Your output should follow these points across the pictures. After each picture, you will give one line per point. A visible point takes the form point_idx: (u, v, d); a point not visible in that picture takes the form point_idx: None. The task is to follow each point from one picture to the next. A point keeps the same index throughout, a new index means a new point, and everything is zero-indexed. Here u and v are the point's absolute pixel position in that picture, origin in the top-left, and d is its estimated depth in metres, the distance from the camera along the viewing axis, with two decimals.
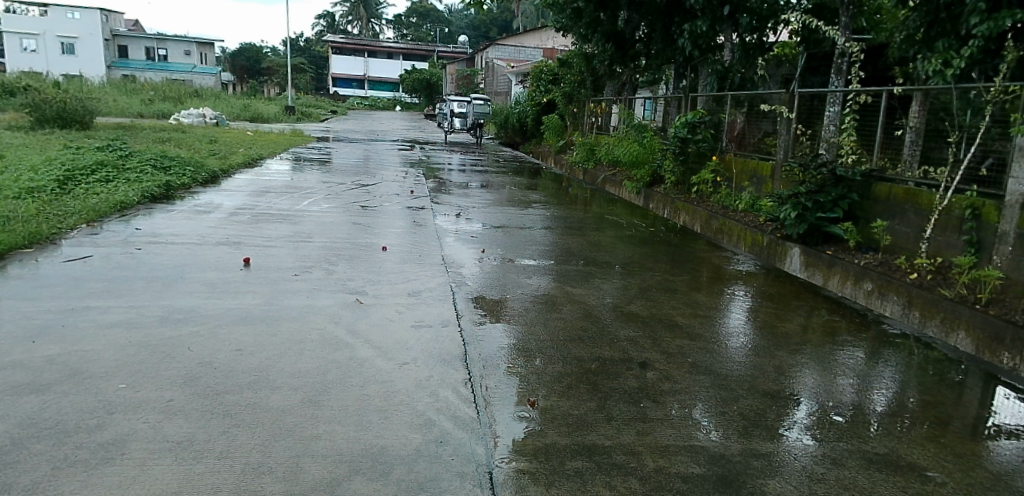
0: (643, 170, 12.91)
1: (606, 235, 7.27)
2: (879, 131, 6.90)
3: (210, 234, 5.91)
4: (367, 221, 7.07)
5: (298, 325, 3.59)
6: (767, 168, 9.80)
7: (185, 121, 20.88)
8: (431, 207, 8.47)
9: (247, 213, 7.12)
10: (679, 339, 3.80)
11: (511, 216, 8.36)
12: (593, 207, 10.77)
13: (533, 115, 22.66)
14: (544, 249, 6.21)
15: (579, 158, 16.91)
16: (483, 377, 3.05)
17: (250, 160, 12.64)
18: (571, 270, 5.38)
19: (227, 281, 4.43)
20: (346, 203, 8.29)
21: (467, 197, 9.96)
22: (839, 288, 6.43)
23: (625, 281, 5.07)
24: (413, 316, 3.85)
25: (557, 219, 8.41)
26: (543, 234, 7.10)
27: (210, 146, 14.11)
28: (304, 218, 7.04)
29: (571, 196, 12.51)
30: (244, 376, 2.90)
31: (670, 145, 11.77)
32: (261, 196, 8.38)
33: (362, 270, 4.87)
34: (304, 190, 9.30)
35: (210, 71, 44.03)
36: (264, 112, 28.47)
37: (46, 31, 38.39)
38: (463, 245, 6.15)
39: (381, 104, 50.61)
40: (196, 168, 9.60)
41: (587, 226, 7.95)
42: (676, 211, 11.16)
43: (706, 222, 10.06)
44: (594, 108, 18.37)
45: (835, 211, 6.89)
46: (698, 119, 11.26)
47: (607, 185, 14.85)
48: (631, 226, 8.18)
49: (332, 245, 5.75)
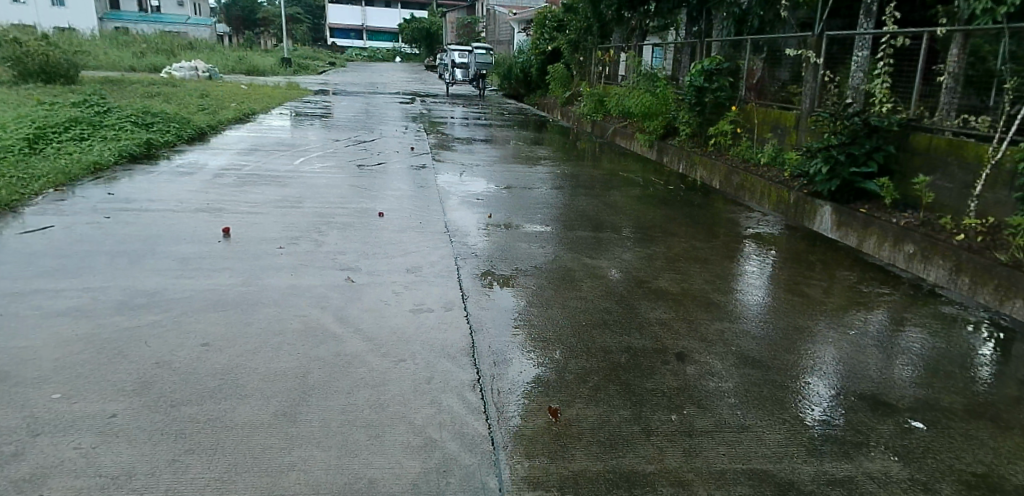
0: (656, 122, 12.28)
1: (623, 196, 6.70)
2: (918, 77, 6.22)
3: (189, 199, 5.39)
4: (363, 182, 6.54)
5: (278, 312, 3.10)
6: (790, 117, 9.19)
7: (177, 74, 20.12)
8: (432, 166, 7.91)
9: (233, 174, 6.58)
10: (718, 322, 3.30)
11: (518, 176, 7.78)
12: (605, 162, 10.15)
13: (538, 65, 21.76)
14: (557, 213, 5.66)
15: (586, 109, 16.24)
16: (494, 377, 2.56)
17: (241, 116, 12.03)
18: (588, 237, 4.85)
19: (202, 255, 3.93)
20: (340, 162, 7.73)
21: (470, 153, 9.40)
22: (876, 250, 5.86)
23: (649, 251, 4.54)
24: (413, 298, 3.35)
25: (567, 178, 7.82)
26: (554, 195, 6.57)
27: (200, 100, 13.46)
28: (295, 179, 6.51)
29: (581, 152, 11.89)
30: (208, 381, 2.41)
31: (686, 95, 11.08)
32: (251, 155, 7.83)
33: (355, 241, 4.35)
34: (296, 148, 8.74)
35: (205, 22, 42.86)
36: (260, 64, 27.62)
37: None
38: (468, 208, 5.63)
39: (381, 56, 49.36)
40: (181, 125, 9.01)
41: (601, 185, 7.38)
42: (693, 167, 10.59)
43: (726, 178, 9.50)
44: (602, 57, 17.57)
45: (870, 166, 6.24)
46: (715, 67, 10.66)
47: (617, 137, 14.28)
48: (648, 183, 7.60)
49: (323, 211, 5.21)
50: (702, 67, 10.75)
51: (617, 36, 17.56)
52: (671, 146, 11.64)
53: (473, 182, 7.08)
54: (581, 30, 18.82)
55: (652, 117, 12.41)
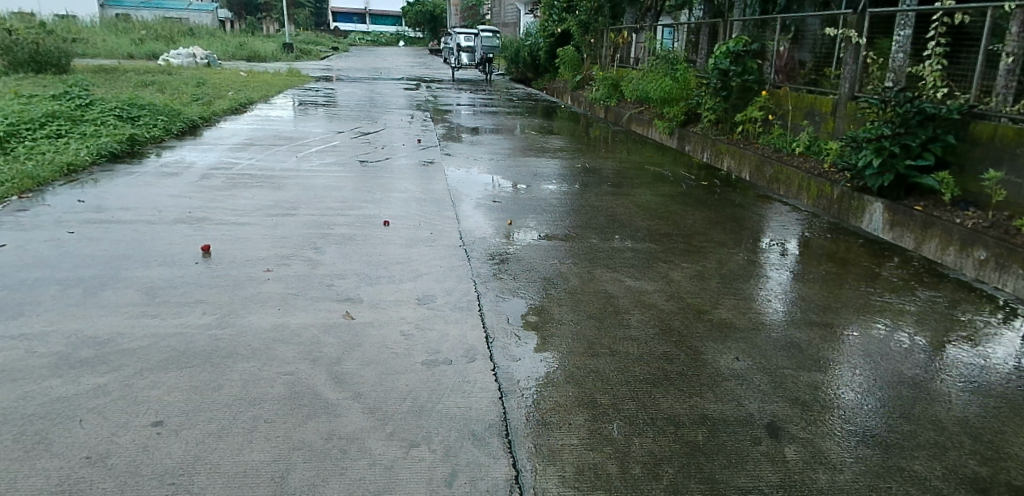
0: (677, 108, 11.61)
1: (655, 193, 6.03)
2: (977, 59, 5.46)
3: (168, 206, 4.76)
4: (365, 182, 5.89)
5: (256, 366, 2.47)
6: (827, 103, 8.47)
7: (175, 61, 19.44)
8: (441, 161, 7.25)
9: (222, 173, 5.95)
10: (806, 372, 2.67)
11: (536, 171, 7.11)
12: (626, 151, 9.47)
13: (546, 48, 20.95)
14: (585, 217, 5.00)
15: (600, 94, 15.53)
16: (538, 472, 1.94)
17: (238, 106, 11.36)
18: (625, 249, 4.19)
19: (172, 282, 3.30)
20: (341, 158, 7.09)
21: (481, 145, 8.72)
22: (938, 254, 5.03)
23: (699, 267, 3.89)
24: (426, 345, 2.70)
25: (589, 172, 7.15)
26: (577, 193, 5.90)
27: (195, 89, 12.81)
28: (289, 179, 5.87)
29: (598, 141, 11.20)
30: (152, 490, 1.79)
31: (710, 79, 10.33)
32: (244, 151, 7.18)
33: (356, 261, 3.71)
34: (294, 142, 8.10)
35: (206, 7, 42.18)
36: (262, 50, 26.92)
37: None
38: (482, 213, 4.98)
39: (385, 40, 48.56)
40: (170, 117, 8.38)
41: (627, 179, 6.71)
42: (718, 156, 9.93)
43: (757, 169, 8.81)
44: (614, 38, 16.82)
45: (926, 157, 5.42)
46: (742, 48, 9.98)
47: (633, 123, 13.60)
48: (679, 178, 6.92)
49: (320, 219, 4.57)
50: (729, 47, 10.08)
51: (629, 16, 16.90)
52: (693, 133, 10.94)
53: (488, 179, 6.43)
54: (592, 10, 17.98)
55: (672, 102, 11.74)
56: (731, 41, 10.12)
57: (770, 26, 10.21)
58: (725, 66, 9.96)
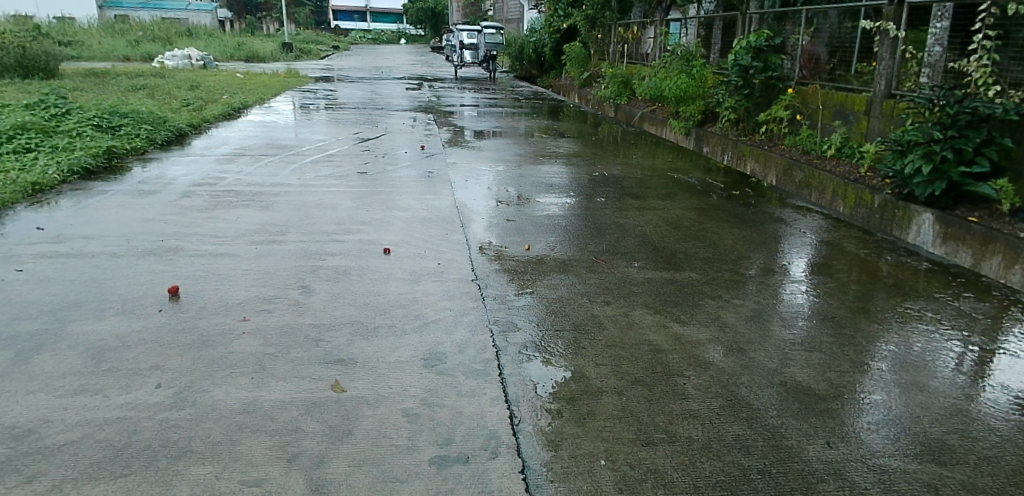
0: (695, 107, 11.04)
1: (686, 206, 5.44)
2: None
3: (138, 232, 4.20)
4: (362, 198, 5.32)
5: (215, 474, 1.91)
6: (861, 101, 7.94)
7: (170, 63, 18.87)
8: (446, 171, 6.67)
9: (204, 190, 5.39)
10: (919, 464, 2.10)
11: (550, 180, 6.53)
12: (642, 153, 8.88)
13: (552, 44, 20.32)
14: (613, 238, 4.42)
15: (609, 92, 14.93)
16: None
17: (231, 110, 10.79)
18: (664, 281, 3.61)
19: (127, 339, 2.73)
20: (337, 169, 6.52)
21: (488, 151, 8.15)
22: (1001, 274, 4.36)
23: (754, 305, 3.32)
24: (434, 432, 2.14)
25: (608, 180, 6.56)
26: (596, 208, 5.32)
27: (188, 93, 12.24)
28: (279, 196, 5.30)
29: (611, 142, 10.60)
30: None
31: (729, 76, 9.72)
32: (232, 163, 6.61)
33: (350, 304, 3.14)
34: (287, 150, 7.53)
35: (206, 7, 41.68)
36: (260, 50, 26.35)
37: None
38: (494, 235, 4.40)
39: (386, 38, 47.97)
40: (155, 126, 7.82)
41: (651, 189, 6.11)
42: (741, 158, 9.34)
43: (785, 173, 8.21)
44: (623, 34, 16.20)
45: (983, 163, 4.78)
46: (764, 42, 9.35)
47: (646, 122, 13.02)
48: (707, 187, 6.32)
49: (311, 247, 4.00)
50: (749, 42, 9.45)
51: (635, 11, 16.49)
52: (713, 133, 10.36)
53: (498, 192, 5.87)
54: (598, 5, 17.24)
55: (689, 100, 11.16)
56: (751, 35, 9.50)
57: (793, 19, 9.60)
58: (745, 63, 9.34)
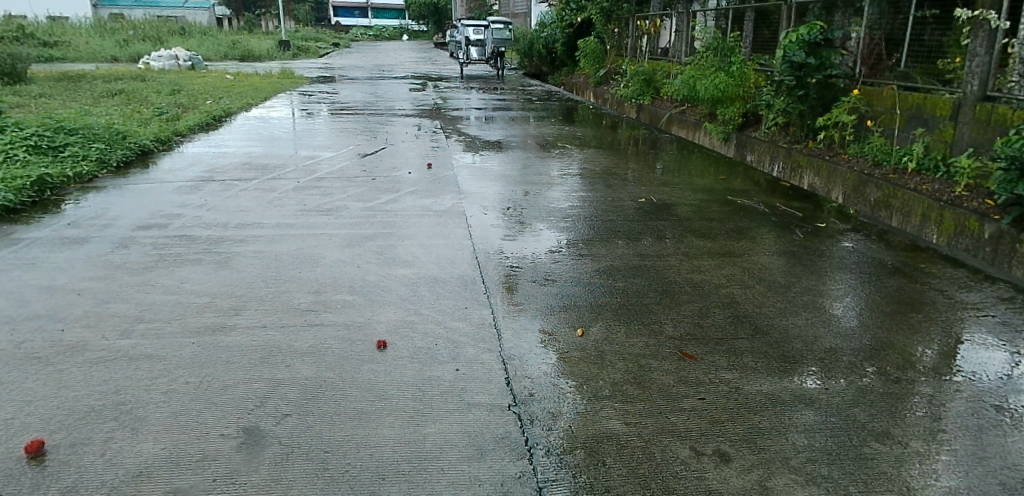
0: (734, 109, 9.84)
1: (770, 253, 4.22)
2: None
3: (34, 314, 3.02)
4: (352, 244, 4.15)
5: None
6: (945, 105, 6.69)
7: (157, 65, 17.73)
8: (458, 199, 5.48)
9: (149, 236, 4.20)
10: None
11: (585, 208, 5.32)
12: (682, 167, 7.65)
13: (564, 39, 19.04)
14: (693, 310, 3.23)
15: (630, 90, 13.71)
16: None
17: (211, 119, 9.62)
18: (794, 406, 2.41)
19: None
20: (324, 199, 5.33)
21: (505, 168, 6.98)
22: None
23: (943, 458, 2.16)
24: None
25: (658, 207, 5.33)
26: (652, 253, 4.12)
27: (166, 100, 11.08)
28: (245, 243, 4.12)
29: (641, 150, 9.37)
30: None
31: (780, 77, 8.41)
32: (198, 192, 5.45)
33: (313, 476, 1.96)
34: (268, 171, 6.37)
35: (203, 5, 40.65)
36: (256, 49, 25.20)
37: None
38: (530, 309, 3.22)
39: (389, 34, 46.79)
40: (112, 144, 6.64)
41: (715, 224, 4.90)
42: (796, 171, 8.18)
43: (855, 190, 7.01)
44: (644, 27, 14.94)
45: None
46: (817, 36, 7.98)
47: (674, 125, 11.85)
48: (781, 219, 5.12)
49: (273, 341, 2.80)
50: (800, 36, 8.08)
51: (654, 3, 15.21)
52: (758, 139, 9.18)
53: (525, 230, 4.66)
54: None
55: (728, 102, 9.94)
56: (801, 27, 8.13)
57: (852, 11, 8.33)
58: (796, 60, 8.03)
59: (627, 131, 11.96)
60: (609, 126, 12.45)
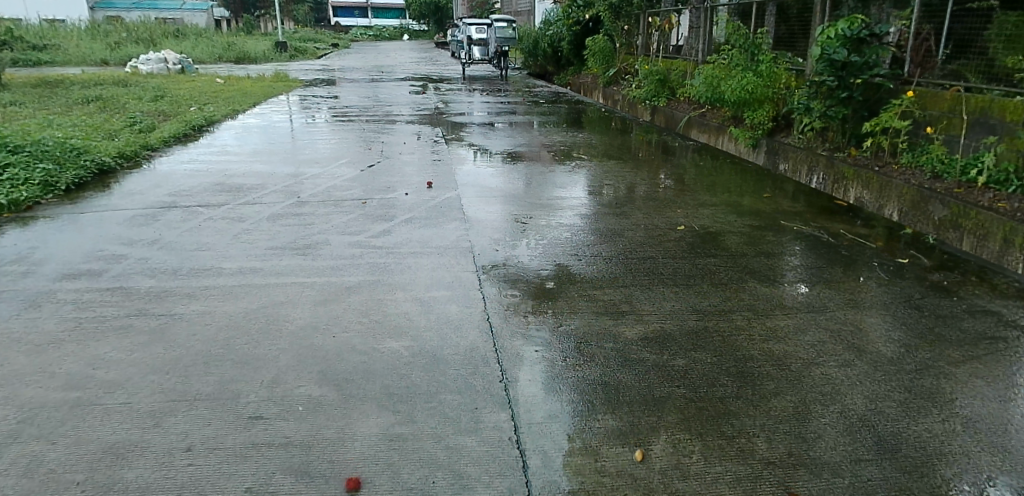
0: (764, 112, 9.00)
1: (858, 307, 3.34)
2: None
3: None
4: (328, 299, 3.30)
5: None
6: (1016, 108, 5.65)
7: (144, 68, 16.92)
8: (462, 228, 4.64)
9: (73, 288, 3.36)
10: None
11: (615, 237, 4.42)
12: (714, 182, 6.76)
13: (571, 38, 18.09)
14: (786, 406, 2.40)
15: (645, 91, 12.69)
16: None
17: (188, 129, 8.77)
18: None
19: None
20: (302, 231, 4.47)
21: (513, 186, 6.13)
22: None
23: None
24: None
25: (702, 238, 4.43)
26: (708, 306, 3.25)
27: (143, 109, 10.25)
28: (191, 298, 3.27)
29: (663, 158, 8.48)
30: None
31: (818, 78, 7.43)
32: (151, 223, 4.60)
33: None
34: (239, 193, 5.52)
35: (201, 6, 39.82)
36: (251, 50, 24.39)
37: None
38: (560, 403, 2.38)
39: (389, 34, 46.08)
40: (62, 164, 5.80)
41: (777, 262, 4.01)
42: (838, 182, 7.13)
43: (916, 206, 5.84)
44: (657, 23, 13.93)
45: None
46: (860, 32, 6.96)
47: (694, 129, 10.98)
48: (854, 254, 4.24)
49: (194, 480, 1.98)
50: (839, 31, 7.06)
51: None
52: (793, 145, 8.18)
53: (544, 271, 3.79)
54: None
55: (756, 104, 9.10)
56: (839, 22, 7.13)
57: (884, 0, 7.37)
58: (837, 59, 6.95)
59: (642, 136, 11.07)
60: (622, 130, 11.56)
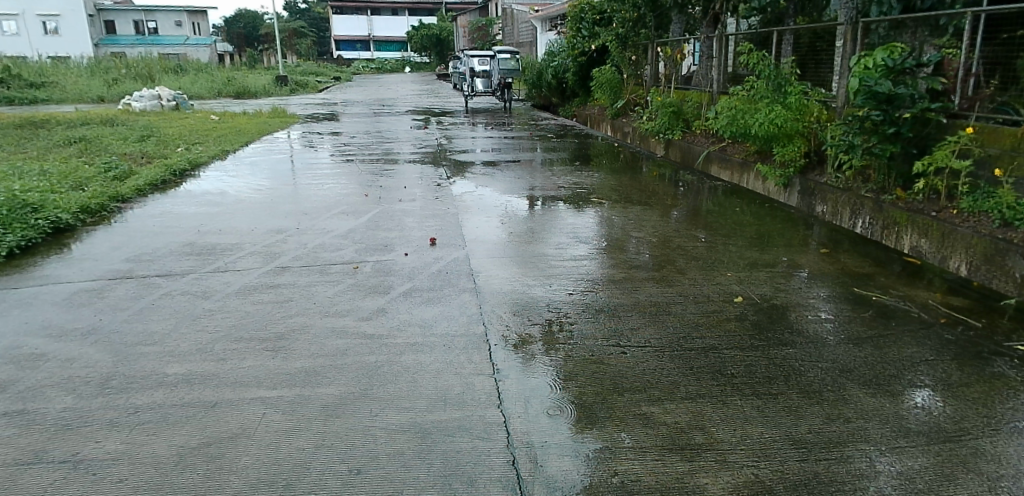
0: (795, 149, 8.11)
1: (1002, 427, 2.51)
2: None
3: None
4: (299, 425, 2.50)
5: None
6: None
7: (137, 105, 16.33)
8: (471, 301, 3.83)
9: None
10: None
11: (657, 315, 3.57)
12: (754, 233, 5.93)
13: (576, 69, 17.37)
14: None
15: (657, 124, 11.81)
16: None
17: (168, 174, 8.05)
18: None
19: None
20: (277, 312, 3.67)
21: (526, 240, 5.34)
22: None
23: None
24: None
25: (766, 316, 3.58)
26: (807, 431, 2.47)
27: (124, 153, 9.55)
28: (118, 427, 2.49)
29: (691, 200, 7.65)
30: None
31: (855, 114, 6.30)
32: (96, 302, 3.82)
33: None
34: (209, 256, 4.74)
35: (205, 41, 39.64)
36: (251, 85, 23.88)
37: (26, 10, 34.50)
38: None
39: (392, 67, 45.89)
40: (7, 226, 5.06)
41: (869, 354, 3.16)
42: (889, 230, 5.91)
43: (990, 259, 4.84)
44: (667, 53, 13.17)
45: None
46: (903, 61, 5.86)
47: (714, 165, 10.13)
48: (959, 338, 3.36)
49: None
50: (878, 60, 5.97)
51: (675, 26, 13.87)
52: (829, 185, 6.91)
53: (578, 365, 2.97)
54: (631, 22, 14.46)
55: (785, 139, 8.20)
56: (876, 50, 6.03)
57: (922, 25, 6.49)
58: (881, 92, 5.78)
59: (657, 172, 10.23)
60: (636, 167, 10.73)
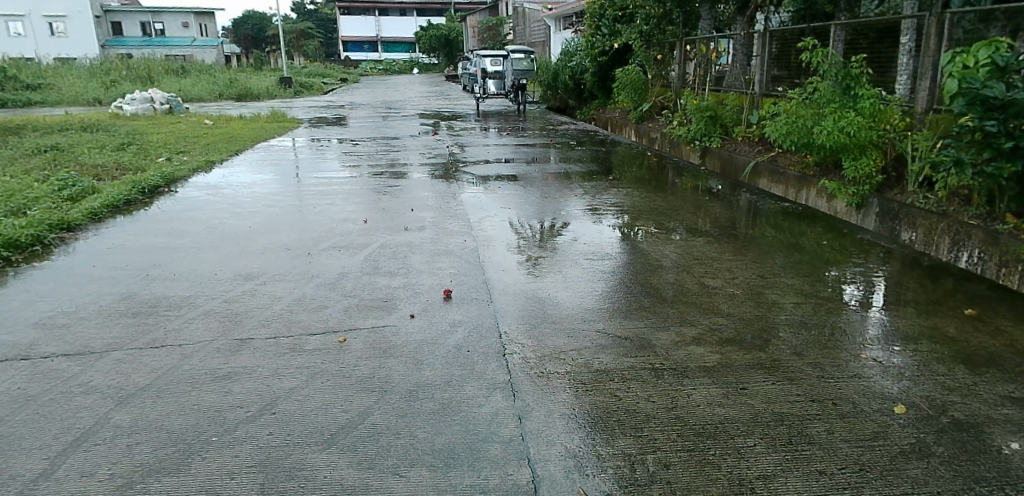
0: (872, 162, 6.19)
1: None
2: None
3: None
4: None
5: None
6: None
7: (127, 109, 15.19)
8: (510, 408, 2.64)
9: None
10: None
11: (796, 446, 2.43)
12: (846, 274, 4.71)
13: (595, 69, 16.07)
14: None
15: (692, 130, 10.44)
16: None
17: (134, 191, 6.87)
18: None
19: None
20: (216, 431, 2.49)
21: (567, 287, 4.12)
22: None
23: None
24: None
25: (961, 451, 2.45)
26: None
27: (93, 165, 8.38)
28: None
29: (752, 225, 6.38)
30: None
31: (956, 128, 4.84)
32: None
33: None
34: (147, 321, 3.54)
35: (211, 42, 38.65)
36: (254, 87, 22.73)
37: (30, 11, 33.62)
38: None
39: (400, 68, 44.88)
40: None
41: None
42: (1009, 269, 4.51)
43: None
44: (706, 51, 11.45)
45: None
46: (1016, 58, 4.48)
47: (766, 179, 8.50)
48: None
49: None
50: (980, 57, 4.60)
51: (704, 23, 12.71)
52: (915, 207, 5.49)
53: None
54: (656, 18, 13.16)
55: (856, 150, 6.30)
56: (976, 45, 4.71)
57: None
58: (994, 97, 4.40)
59: (692, 185, 8.95)
60: (665, 178, 9.43)
